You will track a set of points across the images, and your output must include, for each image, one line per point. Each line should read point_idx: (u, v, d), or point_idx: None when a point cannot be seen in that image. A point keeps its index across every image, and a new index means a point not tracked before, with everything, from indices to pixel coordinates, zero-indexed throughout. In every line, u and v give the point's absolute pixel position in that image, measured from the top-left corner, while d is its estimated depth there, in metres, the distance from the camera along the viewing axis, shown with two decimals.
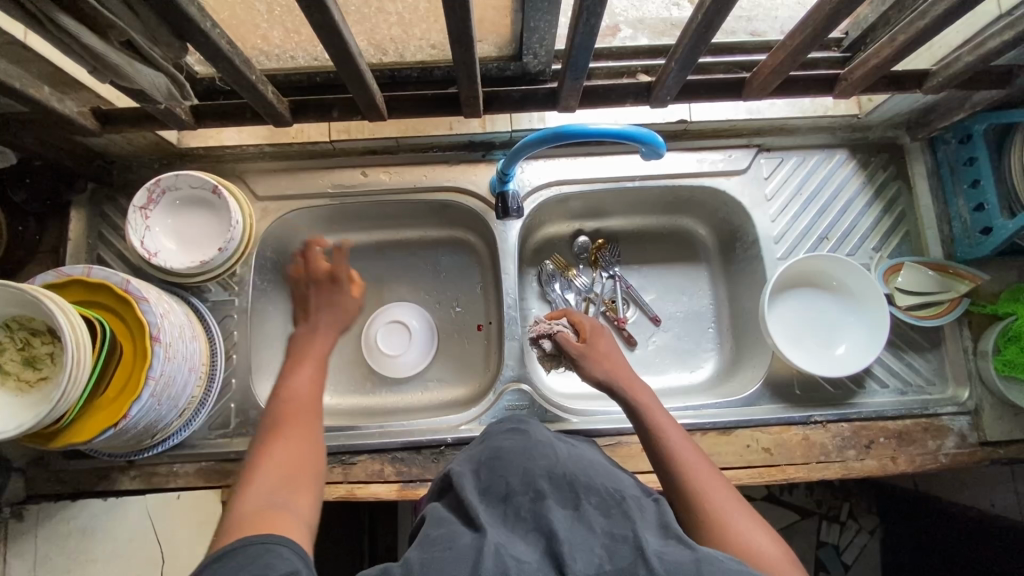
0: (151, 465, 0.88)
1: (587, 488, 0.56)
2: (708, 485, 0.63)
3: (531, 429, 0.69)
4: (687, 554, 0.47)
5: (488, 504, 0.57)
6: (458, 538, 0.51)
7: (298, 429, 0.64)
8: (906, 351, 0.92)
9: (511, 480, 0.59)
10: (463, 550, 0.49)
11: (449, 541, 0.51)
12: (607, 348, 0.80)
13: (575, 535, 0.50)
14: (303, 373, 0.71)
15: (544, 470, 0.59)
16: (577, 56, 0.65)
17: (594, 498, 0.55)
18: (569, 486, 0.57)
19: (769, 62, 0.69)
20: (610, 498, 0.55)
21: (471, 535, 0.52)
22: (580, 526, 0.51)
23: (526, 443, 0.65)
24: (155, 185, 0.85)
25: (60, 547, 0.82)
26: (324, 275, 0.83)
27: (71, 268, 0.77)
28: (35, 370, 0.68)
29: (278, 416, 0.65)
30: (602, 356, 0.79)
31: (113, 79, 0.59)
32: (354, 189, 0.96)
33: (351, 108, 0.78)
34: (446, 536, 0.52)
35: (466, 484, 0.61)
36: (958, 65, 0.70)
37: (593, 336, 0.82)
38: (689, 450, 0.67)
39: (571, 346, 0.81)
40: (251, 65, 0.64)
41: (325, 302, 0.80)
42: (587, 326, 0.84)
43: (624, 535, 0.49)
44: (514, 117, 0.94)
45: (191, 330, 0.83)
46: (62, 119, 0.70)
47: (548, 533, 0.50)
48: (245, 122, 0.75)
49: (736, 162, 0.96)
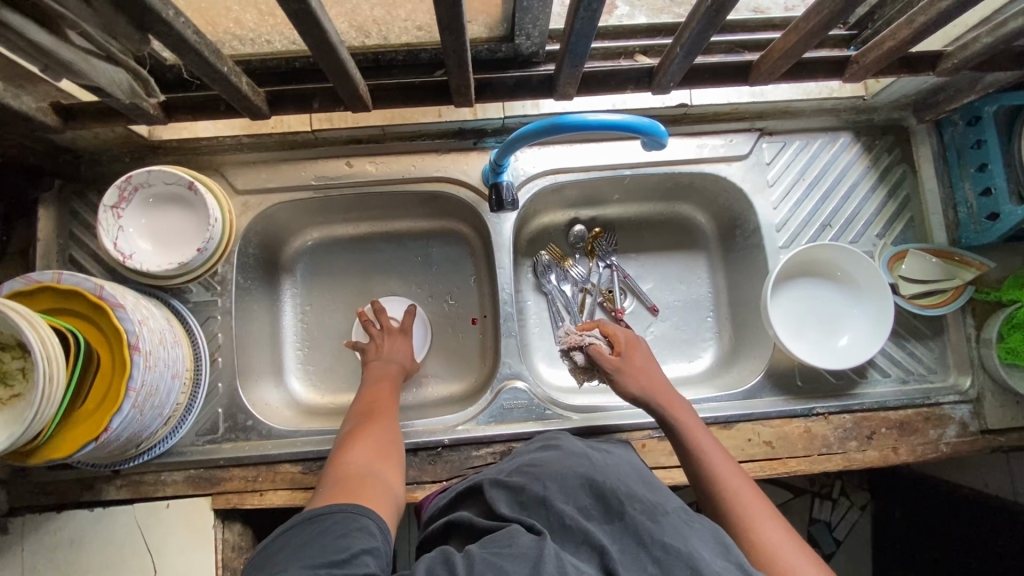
0: (138, 474, 0.85)
1: (631, 496, 0.59)
2: (753, 511, 0.64)
3: (562, 443, 0.73)
4: None
5: (536, 511, 0.59)
6: (518, 538, 0.54)
7: (382, 418, 0.77)
8: (908, 339, 0.91)
9: (552, 486, 0.62)
10: (525, 549, 0.52)
11: (507, 541, 0.54)
12: (646, 364, 0.80)
13: (628, 553, 0.53)
14: (382, 385, 0.85)
15: (585, 478, 0.62)
16: (576, 42, 0.61)
17: (639, 506, 0.58)
18: (613, 496, 0.59)
19: (779, 44, 0.65)
20: (655, 507, 0.58)
21: (531, 535, 0.54)
22: (631, 539, 0.54)
23: (563, 455, 0.68)
24: (126, 182, 0.80)
25: (49, 558, 0.81)
26: (392, 327, 0.94)
27: (40, 274, 0.72)
28: (6, 387, 0.64)
29: (368, 409, 0.79)
30: (639, 371, 0.79)
31: (67, 76, 0.54)
32: (339, 180, 0.92)
33: (332, 97, 0.73)
34: (505, 534, 0.55)
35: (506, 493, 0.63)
36: (977, 47, 0.67)
37: (629, 350, 0.81)
38: (730, 474, 0.68)
39: (607, 361, 0.80)
40: (222, 55, 0.58)
41: (390, 348, 0.92)
42: (624, 341, 0.83)
43: (680, 551, 0.52)
44: (507, 105, 0.89)
45: (173, 335, 0.80)
46: (19, 116, 0.64)
47: (599, 547, 0.53)
48: (219, 115, 0.70)
49: (737, 147, 0.93)
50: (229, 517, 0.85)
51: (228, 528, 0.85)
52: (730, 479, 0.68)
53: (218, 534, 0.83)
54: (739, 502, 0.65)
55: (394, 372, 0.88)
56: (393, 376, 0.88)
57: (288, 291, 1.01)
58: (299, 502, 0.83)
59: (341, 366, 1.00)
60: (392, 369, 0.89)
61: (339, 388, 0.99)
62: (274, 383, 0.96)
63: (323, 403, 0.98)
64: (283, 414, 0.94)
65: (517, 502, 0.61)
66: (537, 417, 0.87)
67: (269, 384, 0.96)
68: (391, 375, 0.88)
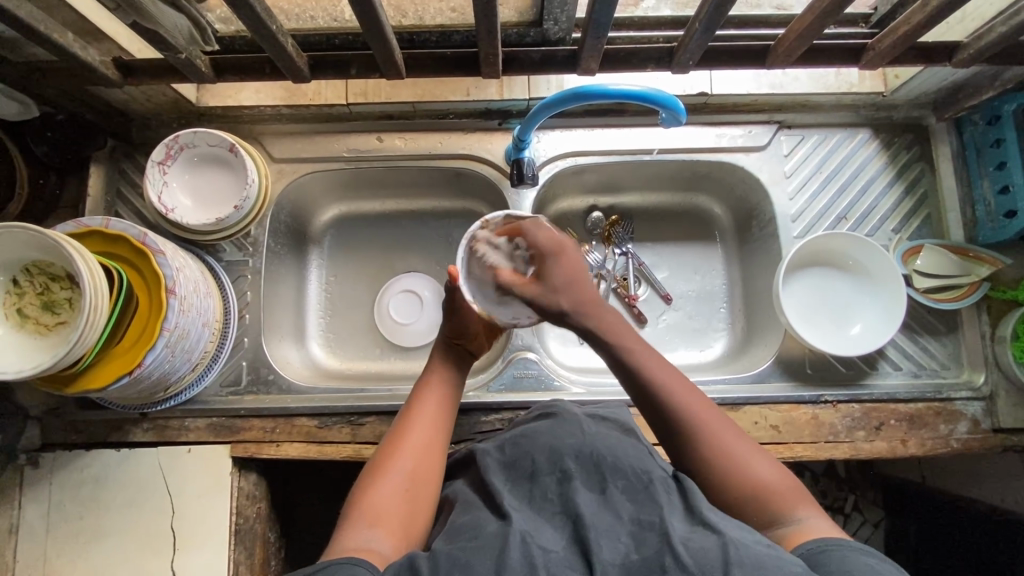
0: (164, 418, 0.89)
1: (614, 469, 0.57)
2: (711, 424, 0.61)
3: (560, 410, 0.70)
4: (712, 538, 0.47)
5: (515, 484, 0.59)
6: (485, 526, 0.52)
7: (414, 456, 0.63)
8: (921, 334, 0.91)
9: (538, 458, 0.60)
10: (488, 539, 0.50)
11: (474, 531, 0.52)
12: (568, 274, 0.70)
13: (601, 521, 0.51)
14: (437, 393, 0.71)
15: (571, 449, 0.60)
16: (599, 14, 0.65)
17: (621, 482, 0.56)
18: (596, 468, 0.58)
19: (794, 28, 0.69)
20: (637, 481, 0.56)
21: (498, 523, 0.52)
22: (606, 510, 0.53)
23: (555, 422, 0.66)
24: (174, 142, 0.86)
25: (77, 492, 0.85)
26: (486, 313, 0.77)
27: (91, 219, 0.78)
28: (53, 315, 0.70)
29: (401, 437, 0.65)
30: (563, 288, 0.70)
31: (137, 19, 0.61)
32: (369, 154, 0.96)
33: (370, 66, 0.78)
34: (471, 523, 0.53)
35: (490, 463, 0.63)
36: (992, 36, 0.69)
37: (556, 264, 0.71)
38: (682, 391, 0.64)
39: (524, 291, 0.71)
40: (273, 16, 0.64)
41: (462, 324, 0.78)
42: (548, 253, 0.72)
43: (651, 522, 0.50)
44: (532, 83, 0.93)
45: (206, 287, 0.84)
46: (85, 66, 0.70)
47: (574, 516, 0.52)
48: (264, 77, 0.76)
49: (757, 138, 0.95)
50: (245, 466, 0.89)
51: (244, 477, 0.88)
52: (683, 394, 0.63)
53: (234, 481, 0.87)
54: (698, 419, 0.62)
55: (452, 373, 0.75)
56: (451, 379, 0.74)
57: (315, 260, 1.05)
58: (314, 455, 0.87)
59: (359, 334, 1.04)
60: (452, 366, 0.75)
61: (356, 356, 1.03)
62: (295, 345, 1.00)
63: (340, 368, 1.02)
64: (303, 373, 0.97)
65: (503, 471, 0.61)
66: (547, 387, 0.90)
67: (291, 345, 0.99)
68: (448, 379, 0.74)
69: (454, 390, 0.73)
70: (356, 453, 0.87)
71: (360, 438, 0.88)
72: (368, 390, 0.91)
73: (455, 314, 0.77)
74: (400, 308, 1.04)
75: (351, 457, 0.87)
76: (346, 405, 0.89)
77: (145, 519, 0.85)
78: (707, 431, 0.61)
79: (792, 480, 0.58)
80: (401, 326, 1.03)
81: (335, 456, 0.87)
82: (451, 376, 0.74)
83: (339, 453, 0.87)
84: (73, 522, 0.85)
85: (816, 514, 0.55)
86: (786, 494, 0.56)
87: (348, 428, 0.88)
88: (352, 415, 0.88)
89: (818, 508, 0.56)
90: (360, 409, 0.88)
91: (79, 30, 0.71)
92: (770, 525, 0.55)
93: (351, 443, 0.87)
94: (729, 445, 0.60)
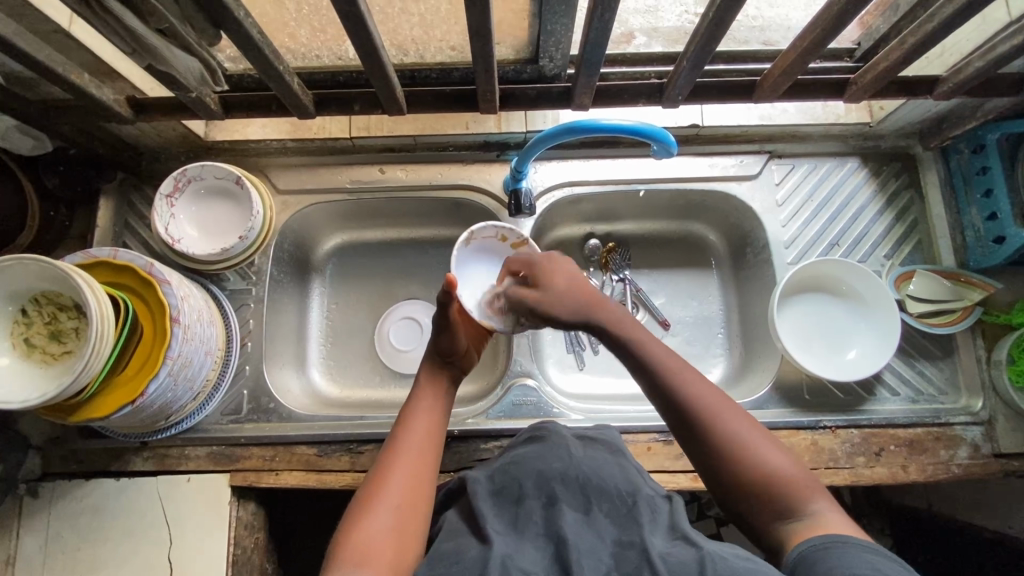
0: (164, 447, 0.89)
1: (601, 492, 0.58)
2: (728, 420, 0.61)
3: (548, 433, 0.69)
4: (692, 553, 0.49)
5: (501, 507, 0.58)
6: (467, 551, 0.53)
7: (404, 484, 0.62)
8: (917, 358, 0.91)
9: (525, 482, 0.60)
10: (470, 563, 0.51)
11: (455, 558, 0.52)
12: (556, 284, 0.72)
13: (583, 541, 0.52)
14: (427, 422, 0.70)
15: (557, 474, 0.60)
16: (591, 53, 0.68)
17: (606, 503, 0.57)
18: (581, 491, 0.58)
19: (779, 64, 0.73)
20: (622, 503, 0.57)
21: (479, 547, 0.53)
22: (589, 530, 0.54)
23: (544, 446, 0.66)
24: (182, 174, 0.89)
25: (76, 523, 0.85)
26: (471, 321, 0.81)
27: (99, 250, 0.79)
28: (60, 344, 0.71)
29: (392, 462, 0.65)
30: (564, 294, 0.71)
31: (150, 62, 0.65)
32: (371, 185, 0.99)
33: (372, 102, 0.81)
34: (454, 549, 0.53)
35: (479, 490, 0.61)
36: (969, 70, 0.72)
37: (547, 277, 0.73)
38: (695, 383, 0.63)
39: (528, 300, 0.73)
40: (280, 57, 0.67)
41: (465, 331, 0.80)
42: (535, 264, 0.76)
43: (632, 541, 0.52)
44: (529, 117, 0.97)
45: (209, 314, 0.86)
46: (99, 105, 0.74)
47: (557, 538, 0.53)
48: (271, 113, 0.80)
49: (748, 167, 0.97)
50: (245, 495, 0.89)
51: (243, 507, 0.88)
52: (695, 388, 0.63)
53: (233, 511, 0.86)
54: (714, 411, 0.61)
55: (441, 396, 0.73)
56: (439, 404, 0.72)
57: (318, 288, 1.07)
58: (313, 483, 0.87)
59: (360, 362, 1.05)
60: (440, 388, 0.74)
61: (357, 383, 1.03)
62: (295, 372, 1.01)
63: (341, 396, 1.02)
64: (303, 401, 0.98)
65: (491, 497, 0.60)
66: (546, 414, 0.90)
67: (292, 373, 1.00)
68: (438, 403, 0.72)
69: (442, 415, 0.72)
70: (355, 482, 0.87)
71: (359, 465, 0.88)
72: (368, 418, 0.92)
73: (445, 331, 0.75)
74: (400, 336, 1.05)
75: (351, 485, 0.87)
76: (346, 433, 0.89)
77: (143, 549, 0.84)
78: (722, 424, 0.60)
79: (807, 471, 0.58)
80: (402, 353, 1.04)
81: (334, 484, 0.87)
82: (438, 399, 0.73)
83: (337, 482, 0.87)
84: (71, 554, 0.84)
85: (828, 505, 0.56)
86: (801, 484, 0.57)
87: (347, 456, 0.88)
88: (352, 443, 0.89)
89: (829, 497, 0.57)
90: (359, 437, 0.89)
91: (95, 71, 0.74)
92: (783, 517, 0.56)
93: (350, 471, 0.87)
94: (747, 436, 0.60)
